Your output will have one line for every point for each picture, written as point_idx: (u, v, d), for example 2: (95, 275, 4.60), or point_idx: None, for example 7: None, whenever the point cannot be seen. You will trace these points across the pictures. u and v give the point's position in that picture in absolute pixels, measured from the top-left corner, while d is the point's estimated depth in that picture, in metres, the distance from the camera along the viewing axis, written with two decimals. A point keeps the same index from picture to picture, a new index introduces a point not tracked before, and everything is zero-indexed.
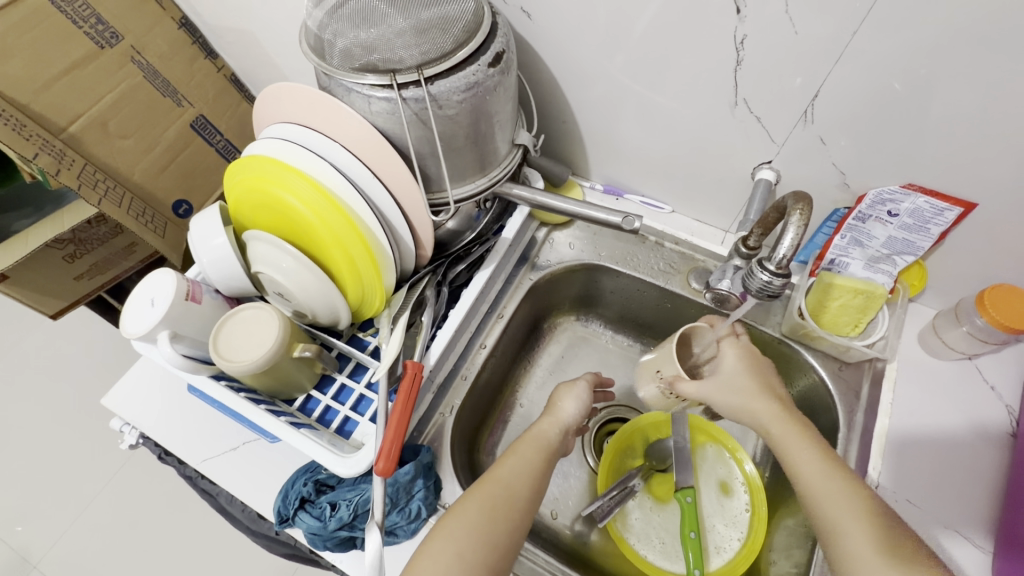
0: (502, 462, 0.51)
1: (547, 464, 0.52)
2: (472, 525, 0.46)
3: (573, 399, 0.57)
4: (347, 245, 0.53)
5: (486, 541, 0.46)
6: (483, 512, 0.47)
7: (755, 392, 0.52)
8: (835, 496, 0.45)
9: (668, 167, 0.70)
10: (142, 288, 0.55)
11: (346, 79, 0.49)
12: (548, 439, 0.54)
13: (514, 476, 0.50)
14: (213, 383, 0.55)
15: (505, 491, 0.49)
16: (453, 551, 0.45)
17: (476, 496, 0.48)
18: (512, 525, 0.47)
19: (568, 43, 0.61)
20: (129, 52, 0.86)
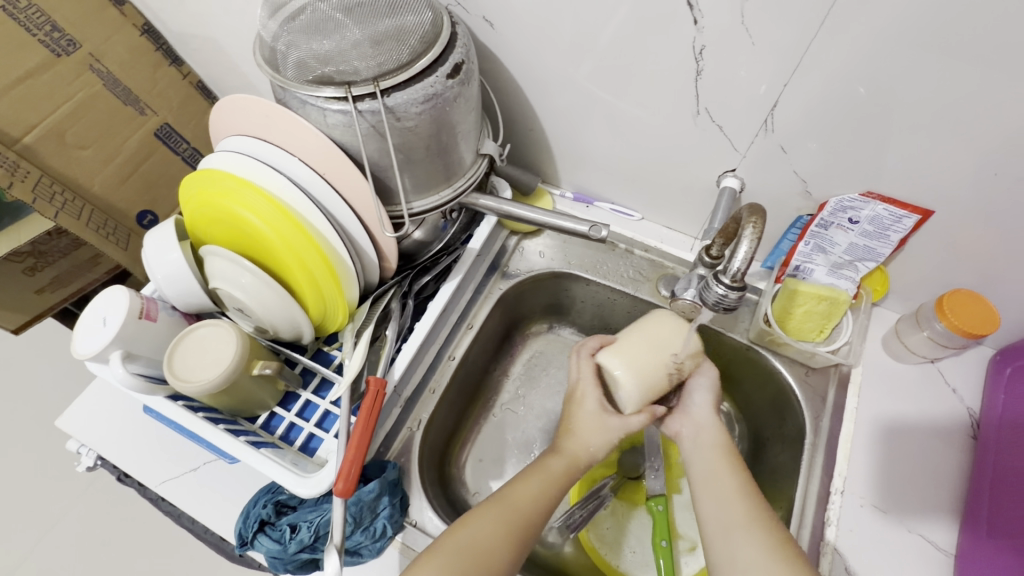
0: (522, 479, 0.52)
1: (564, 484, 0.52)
2: (483, 533, 0.46)
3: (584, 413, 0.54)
4: (306, 260, 0.52)
5: (492, 553, 0.46)
6: (498, 521, 0.48)
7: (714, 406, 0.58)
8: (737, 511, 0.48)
9: (636, 174, 0.70)
10: (94, 306, 0.53)
11: (300, 92, 0.48)
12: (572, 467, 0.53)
13: (534, 495, 0.50)
14: (170, 403, 0.53)
15: (524, 508, 0.49)
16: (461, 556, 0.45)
17: (493, 509, 0.48)
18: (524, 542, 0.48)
19: (533, 52, 0.60)
20: (88, 60, 0.83)
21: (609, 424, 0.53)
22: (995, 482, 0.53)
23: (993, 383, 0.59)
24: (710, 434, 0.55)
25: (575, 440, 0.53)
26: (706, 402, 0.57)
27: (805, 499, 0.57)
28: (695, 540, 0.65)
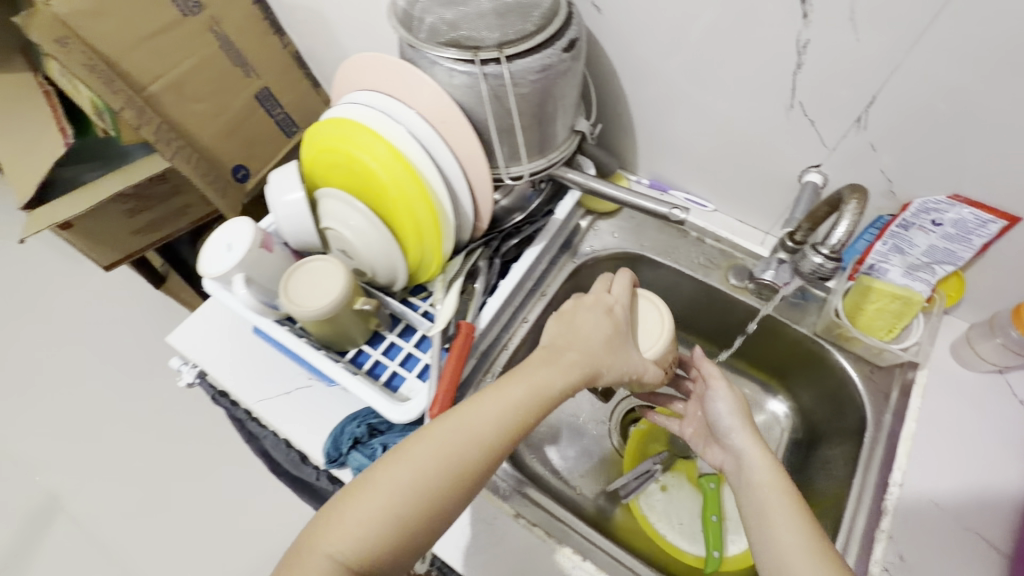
0: (474, 402, 0.49)
1: (536, 408, 0.49)
2: (420, 469, 0.45)
3: (588, 326, 0.54)
4: (416, 212, 0.56)
5: (432, 487, 0.45)
6: (433, 453, 0.46)
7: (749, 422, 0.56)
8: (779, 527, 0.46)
9: (717, 165, 0.72)
10: (220, 233, 0.59)
11: (432, 52, 0.53)
12: (530, 391, 0.49)
13: (481, 426, 0.47)
14: (278, 326, 0.59)
15: (466, 445, 0.46)
16: (385, 500, 0.44)
17: (434, 437, 0.47)
18: (469, 478, 0.46)
19: (634, 38, 0.64)
20: (209, 23, 0.92)
21: (615, 355, 0.53)
22: None
23: None
24: (758, 469, 0.51)
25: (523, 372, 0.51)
26: (745, 438, 0.54)
27: (862, 490, 0.59)
28: None
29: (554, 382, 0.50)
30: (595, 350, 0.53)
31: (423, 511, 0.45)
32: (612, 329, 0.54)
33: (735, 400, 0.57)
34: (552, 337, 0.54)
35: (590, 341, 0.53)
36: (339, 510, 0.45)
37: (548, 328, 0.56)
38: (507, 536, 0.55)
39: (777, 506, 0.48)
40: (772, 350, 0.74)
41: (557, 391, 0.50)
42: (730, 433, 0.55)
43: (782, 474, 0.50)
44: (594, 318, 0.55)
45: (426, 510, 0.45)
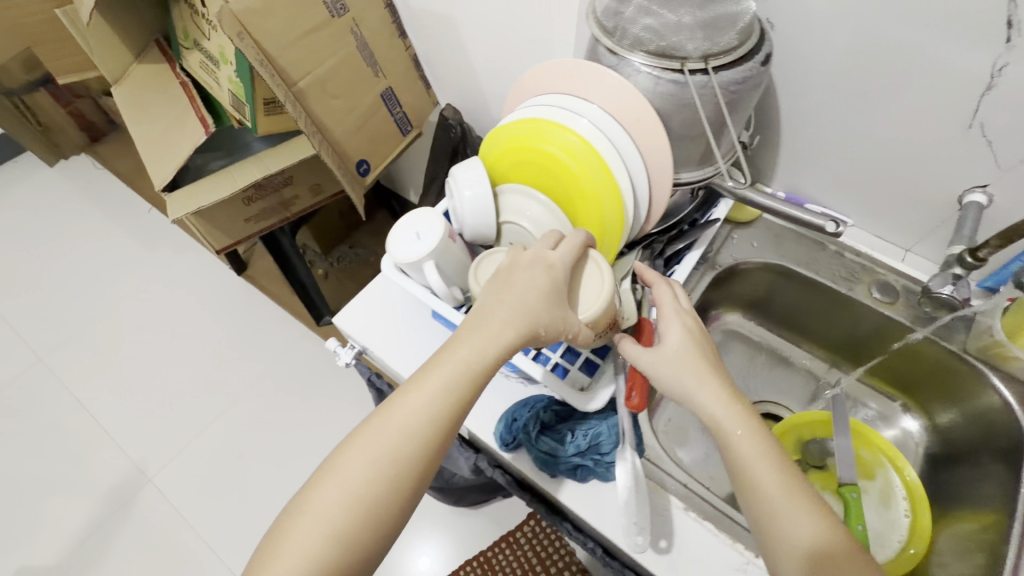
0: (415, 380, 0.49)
1: (471, 380, 0.48)
2: (372, 456, 0.46)
3: (517, 283, 0.49)
4: (605, 214, 0.60)
5: (398, 463, 0.46)
6: (387, 437, 0.47)
7: (701, 369, 0.51)
8: (763, 476, 0.48)
9: (866, 182, 0.74)
10: (408, 221, 0.62)
11: (639, 61, 0.56)
12: (471, 360, 0.48)
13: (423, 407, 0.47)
14: (457, 313, 0.62)
15: (406, 425, 0.47)
16: (340, 497, 0.45)
17: (383, 424, 0.47)
18: (420, 455, 0.47)
19: (805, 56, 0.66)
20: (351, 24, 0.97)
21: (544, 309, 0.48)
22: None
23: None
24: (728, 425, 0.49)
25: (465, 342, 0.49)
26: (712, 390, 0.50)
27: None
28: (881, 532, 0.68)
29: (493, 347, 0.48)
30: (531, 306, 0.48)
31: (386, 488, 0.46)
32: (547, 294, 0.49)
33: (683, 351, 0.51)
34: (483, 298, 0.50)
35: (525, 297, 0.49)
36: (299, 513, 0.46)
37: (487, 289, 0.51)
38: (679, 529, 0.56)
39: (753, 459, 0.48)
40: (911, 367, 0.75)
41: (491, 353, 0.48)
42: (685, 391, 0.51)
43: (754, 426, 0.50)
44: (536, 283, 0.49)
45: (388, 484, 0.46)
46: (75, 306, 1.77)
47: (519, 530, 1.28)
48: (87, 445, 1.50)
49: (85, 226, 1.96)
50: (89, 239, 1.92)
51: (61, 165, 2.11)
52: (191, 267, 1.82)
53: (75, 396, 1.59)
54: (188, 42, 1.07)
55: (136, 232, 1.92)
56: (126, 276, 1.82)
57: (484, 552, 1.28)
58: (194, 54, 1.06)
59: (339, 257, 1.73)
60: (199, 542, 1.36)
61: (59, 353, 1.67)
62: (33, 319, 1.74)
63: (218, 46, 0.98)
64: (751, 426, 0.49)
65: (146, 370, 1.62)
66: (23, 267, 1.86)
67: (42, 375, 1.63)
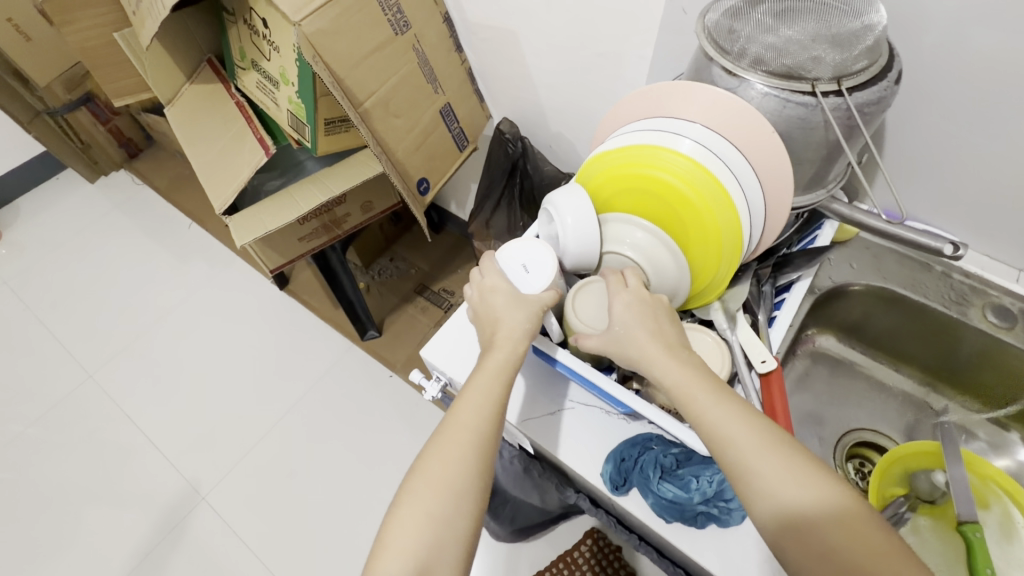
0: (459, 400, 0.53)
1: (505, 385, 0.53)
2: (434, 474, 0.49)
3: (508, 297, 0.56)
4: (723, 246, 0.56)
5: (465, 470, 0.50)
6: (447, 448, 0.50)
7: (643, 334, 0.51)
8: (742, 439, 0.45)
9: (975, 199, 0.69)
10: (510, 253, 0.59)
11: (764, 84, 0.53)
12: (498, 366, 0.53)
13: (475, 417, 0.51)
14: (560, 349, 0.59)
15: (462, 430, 0.51)
16: (422, 509, 0.48)
17: (436, 443, 0.51)
18: (480, 458, 0.50)
19: (916, 70, 0.62)
20: (412, 41, 0.95)
21: (529, 312, 0.56)
22: None
23: None
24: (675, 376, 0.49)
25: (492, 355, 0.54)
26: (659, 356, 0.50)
27: None
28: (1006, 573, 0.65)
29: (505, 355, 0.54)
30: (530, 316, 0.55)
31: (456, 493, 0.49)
32: (533, 310, 0.56)
33: (627, 313, 0.52)
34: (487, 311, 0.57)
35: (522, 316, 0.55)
36: (394, 518, 0.48)
37: (474, 326, 0.59)
38: None
39: (717, 417, 0.47)
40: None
41: (512, 366, 0.54)
42: (638, 357, 0.51)
43: (710, 383, 0.48)
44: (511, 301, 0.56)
45: (461, 487, 0.49)
46: (121, 322, 1.77)
47: (577, 550, 1.20)
48: (138, 464, 1.50)
49: (126, 242, 1.97)
50: (131, 255, 1.93)
51: (101, 181, 2.12)
52: (232, 281, 1.82)
53: (125, 414, 1.59)
54: (244, 63, 1.06)
55: (177, 248, 1.93)
56: (169, 291, 1.83)
57: (541, 570, 1.21)
58: (252, 75, 1.05)
59: (379, 270, 1.71)
60: (252, 559, 1.35)
61: (107, 371, 1.68)
62: (80, 336, 1.75)
63: (278, 68, 0.97)
64: (702, 384, 0.48)
65: (193, 387, 1.62)
66: (68, 284, 1.88)
67: (92, 392, 1.63)
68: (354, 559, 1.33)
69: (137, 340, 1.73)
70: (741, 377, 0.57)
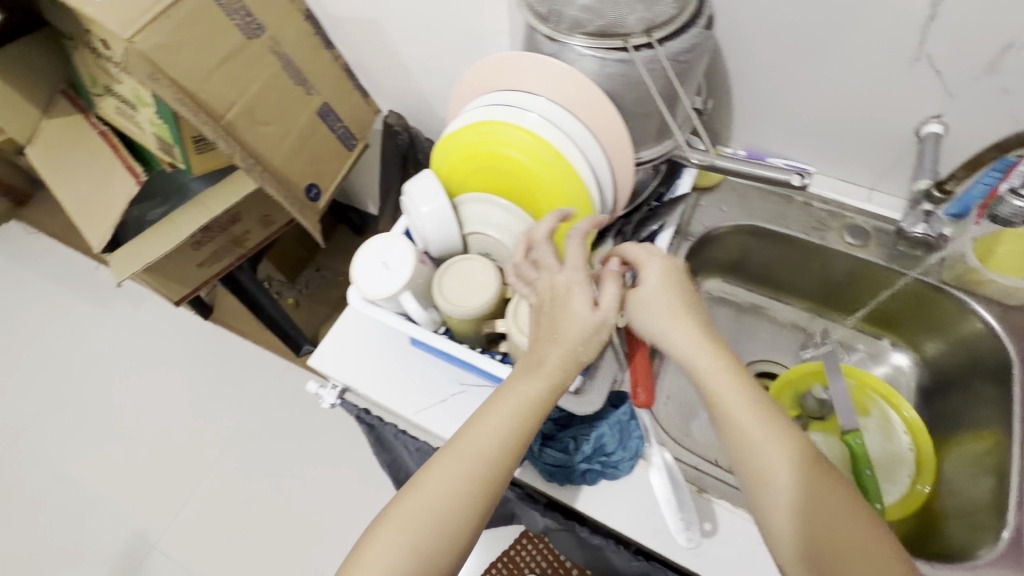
0: (478, 422, 0.48)
1: (535, 418, 0.47)
2: (430, 498, 0.45)
3: (582, 302, 0.48)
4: (574, 212, 0.58)
5: (466, 504, 0.45)
6: (454, 474, 0.45)
7: (676, 313, 0.49)
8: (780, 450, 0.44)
9: (821, 129, 0.73)
10: (370, 251, 0.59)
11: (580, 44, 0.52)
12: (533, 398, 0.47)
13: (493, 448, 0.46)
14: (437, 334, 0.58)
15: (475, 459, 0.46)
16: (408, 536, 0.43)
17: (443, 463, 0.45)
18: (482, 497, 0.45)
19: (741, 12, 0.64)
20: (270, 44, 0.91)
21: (580, 325, 0.48)
22: None
23: None
24: (697, 359, 0.47)
25: (537, 372, 0.48)
26: (710, 356, 0.47)
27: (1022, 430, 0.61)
28: (890, 471, 0.70)
29: (538, 391, 0.47)
30: (578, 335, 0.48)
31: (451, 525, 0.44)
32: (596, 345, 0.48)
33: (665, 288, 0.50)
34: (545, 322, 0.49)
35: (580, 328, 0.48)
36: (378, 533, 0.44)
37: (531, 324, 0.50)
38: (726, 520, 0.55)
39: (755, 426, 0.45)
40: (892, 302, 0.75)
41: (546, 401, 0.48)
42: (671, 344, 0.49)
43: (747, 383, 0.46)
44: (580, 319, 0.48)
45: (461, 517, 0.45)
46: (36, 382, 1.66)
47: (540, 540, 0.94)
48: (79, 525, 1.43)
49: (29, 296, 1.84)
50: (36, 308, 1.81)
51: None
52: (151, 320, 1.73)
53: (56, 476, 1.50)
54: (97, 88, 0.99)
55: (87, 293, 1.82)
56: (84, 341, 1.72)
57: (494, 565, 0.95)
58: (108, 100, 0.98)
59: (306, 283, 1.67)
60: None
61: (30, 433, 1.58)
62: None
63: (131, 89, 0.91)
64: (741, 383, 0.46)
65: (126, 436, 1.54)
66: None
67: (15, 461, 1.53)
68: (324, 575, 1.32)
69: (57, 398, 1.63)
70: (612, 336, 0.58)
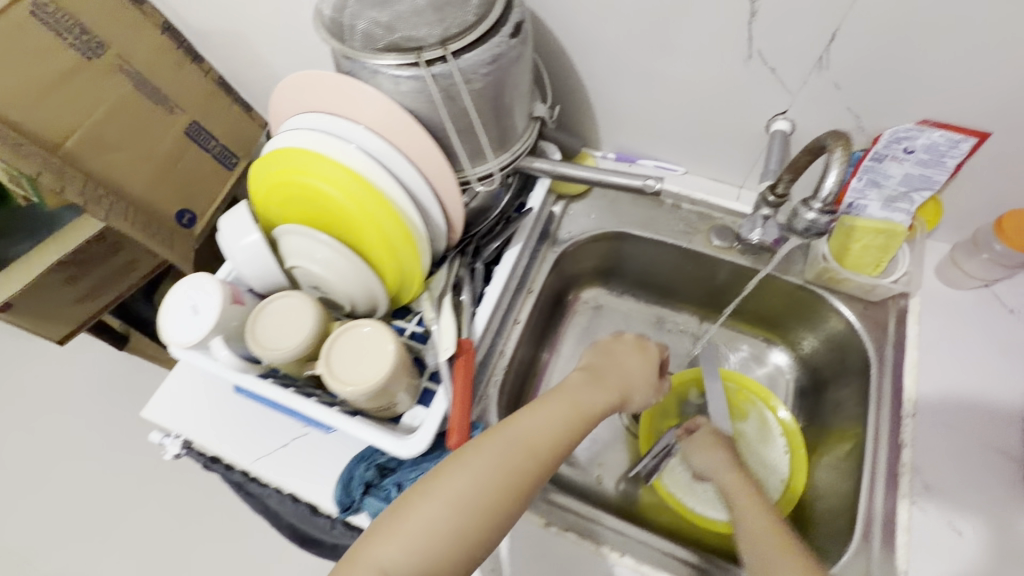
0: (521, 418, 0.51)
1: (578, 424, 0.52)
2: (475, 477, 0.46)
3: (640, 355, 0.61)
4: (393, 241, 0.54)
5: (504, 496, 0.46)
6: (500, 457, 0.47)
7: (718, 444, 0.61)
8: (760, 529, 0.51)
9: (680, 129, 0.70)
10: (179, 294, 0.54)
11: (371, 61, 0.48)
12: (590, 408, 0.54)
13: (542, 439, 0.50)
14: (261, 380, 0.54)
15: (523, 448, 0.49)
16: (451, 505, 0.45)
17: (490, 446, 0.48)
18: (530, 483, 0.48)
19: (576, 12, 0.61)
20: (117, 61, 0.84)
21: (644, 371, 0.60)
22: None
23: None
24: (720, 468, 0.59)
25: (600, 390, 0.56)
26: (739, 484, 0.56)
27: (878, 424, 0.59)
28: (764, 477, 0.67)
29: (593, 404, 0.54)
30: (631, 377, 0.59)
31: (492, 505, 0.46)
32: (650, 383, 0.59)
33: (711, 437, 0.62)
34: (628, 358, 0.60)
35: (630, 372, 0.59)
36: (419, 499, 0.45)
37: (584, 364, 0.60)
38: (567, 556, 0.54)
39: (751, 516, 0.52)
40: (764, 302, 0.74)
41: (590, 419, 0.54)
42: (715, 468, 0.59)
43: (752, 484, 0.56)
44: (638, 358, 0.61)
45: (499, 499, 0.46)
46: None
47: None
48: None
49: None
50: None
51: None
52: None
53: None
54: None
55: None
56: None
57: None
58: None
59: None
60: None
61: None
62: None
63: None
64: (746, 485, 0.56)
65: None
66: None
67: None
68: None
69: None
70: (441, 371, 0.55)
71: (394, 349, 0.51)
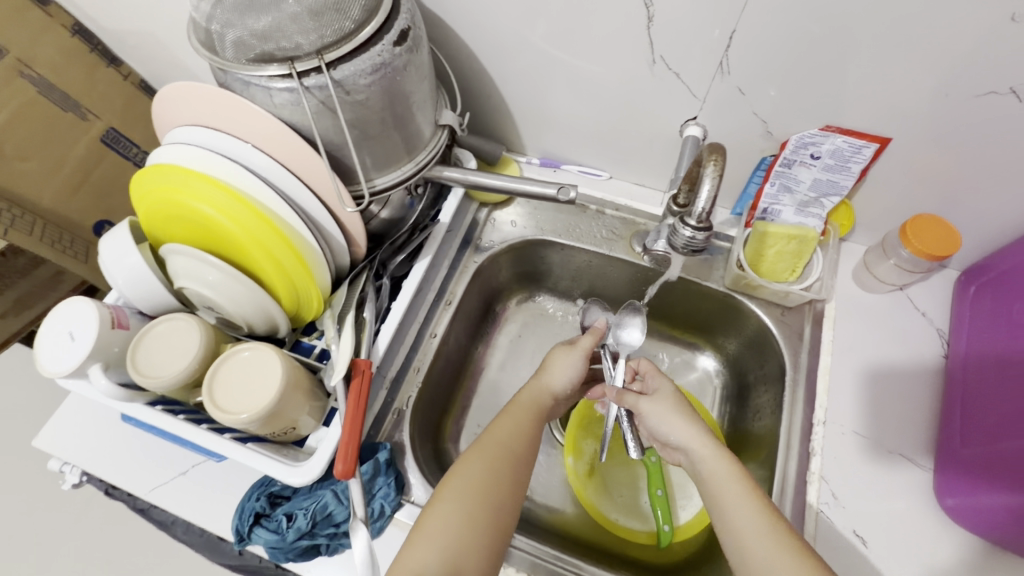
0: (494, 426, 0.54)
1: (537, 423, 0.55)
2: (476, 479, 0.49)
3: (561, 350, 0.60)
4: (282, 260, 0.51)
5: (496, 492, 0.49)
6: (485, 460, 0.50)
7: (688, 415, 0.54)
8: (736, 498, 0.46)
9: (599, 135, 0.68)
10: (55, 320, 0.51)
11: (241, 72, 0.46)
12: (540, 403, 0.57)
13: (513, 437, 0.53)
14: (149, 410, 0.51)
15: (503, 448, 0.52)
16: (459, 514, 0.47)
17: (479, 451, 0.51)
18: (516, 478, 0.51)
19: (481, 17, 0.58)
20: (17, 66, 0.77)
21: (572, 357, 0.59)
22: (964, 409, 0.55)
23: (960, 303, 0.62)
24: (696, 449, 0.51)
25: (542, 388, 0.58)
26: (717, 460, 0.49)
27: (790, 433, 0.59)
28: (688, 486, 0.68)
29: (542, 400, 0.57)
30: (563, 376, 0.58)
31: (493, 507, 0.48)
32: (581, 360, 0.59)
33: (668, 403, 0.55)
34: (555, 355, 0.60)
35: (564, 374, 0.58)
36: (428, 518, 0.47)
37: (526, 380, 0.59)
38: None
39: (728, 486, 0.47)
40: (689, 308, 0.73)
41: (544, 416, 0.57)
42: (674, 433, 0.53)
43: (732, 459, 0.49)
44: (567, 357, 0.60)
45: (497, 498, 0.49)
46: None
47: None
48: None
49: None
50: None
51: None
52: None
53: None
54: None
55: None
56: None
57: None
58: None
59: None
60: None
61: None
62: None
63: None
64: (730, 469, 0.48)
65: None
66: None
67: None
68: None
69: None
70: (337, 393, 0.53)
71: (280, 372, 0.49)
